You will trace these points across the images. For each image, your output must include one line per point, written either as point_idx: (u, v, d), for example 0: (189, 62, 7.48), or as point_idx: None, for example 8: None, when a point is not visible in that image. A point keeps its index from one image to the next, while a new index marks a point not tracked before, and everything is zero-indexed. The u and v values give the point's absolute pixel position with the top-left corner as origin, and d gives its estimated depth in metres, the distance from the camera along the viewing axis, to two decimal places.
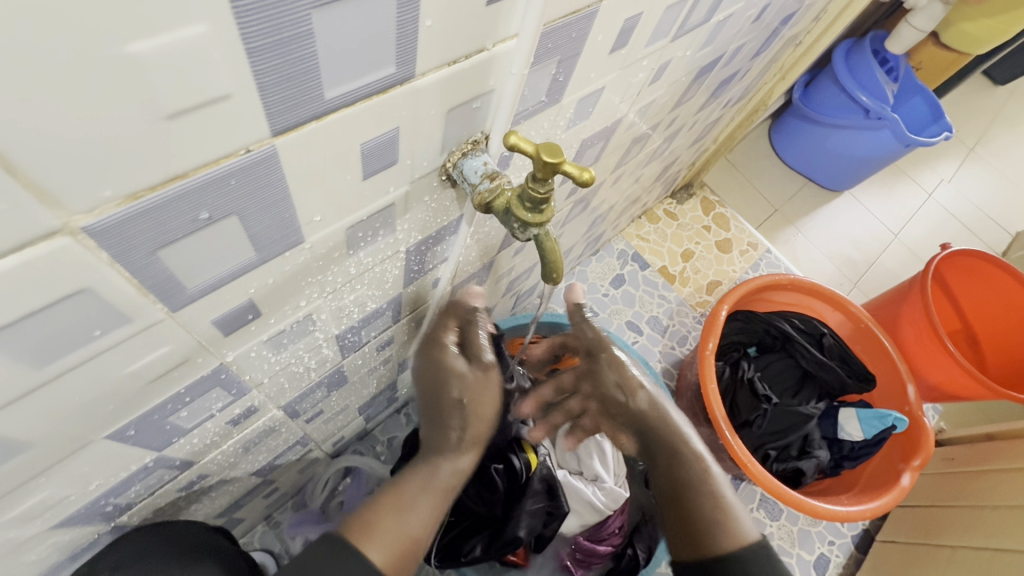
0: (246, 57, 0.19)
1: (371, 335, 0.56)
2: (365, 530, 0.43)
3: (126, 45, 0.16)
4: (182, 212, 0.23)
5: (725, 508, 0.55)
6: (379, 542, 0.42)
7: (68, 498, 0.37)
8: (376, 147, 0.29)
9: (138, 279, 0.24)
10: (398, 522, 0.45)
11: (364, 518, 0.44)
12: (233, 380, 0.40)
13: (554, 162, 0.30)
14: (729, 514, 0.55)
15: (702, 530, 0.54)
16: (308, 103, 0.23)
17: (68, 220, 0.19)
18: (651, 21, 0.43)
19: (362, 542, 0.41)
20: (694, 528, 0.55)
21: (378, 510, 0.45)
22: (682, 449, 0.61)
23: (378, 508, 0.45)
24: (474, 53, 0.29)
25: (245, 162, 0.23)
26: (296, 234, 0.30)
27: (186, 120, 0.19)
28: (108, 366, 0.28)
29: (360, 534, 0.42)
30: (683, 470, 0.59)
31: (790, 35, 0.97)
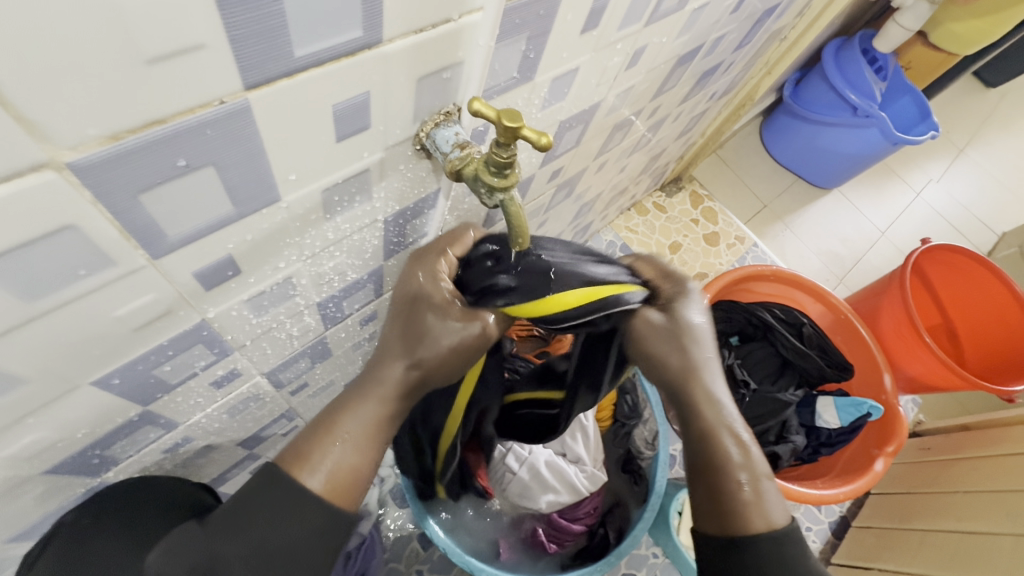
0: (217, 8, 0.21)
1: (353, 307, 0.58)
2: (298, 458, 0.38)
3: None
4: (161, 158, 0.25)
5: (759, 495, 0.45)
6: (317, 470, 0.37)
7: (57, 444, 0.39)
8: (348, 110, 0.31)
9: (121, 222, 0.26)
10: (330, 452, 0.38)
11: (298, 444, 0.38)
12: (215, 339, 0.42)
13: (514, 127, 0.32)
14: (765, 499, 0.45)
15: (734, 512, 0.45)
16: (278, 59, 0.25)
17: (56, 155, 0.21)
18: (621, 4, 0.46)
19: (298, 472, 0.37)
20: (724, 508, 0.45)
21: (311, 437, 0.39)
22: (713, 425, 0.46)
23: (311, 435, 0.39)
24: (441, 23, 0.31)
25: (219, 114, 0.25)
26: (273, 192, 0.32)
27: (162, 67, 0.21)
28: (93, 307, 0.30)
29: (293, 464, 0.38)
30: (711, 444, 0.46)
31: (775, 28, 0.99)
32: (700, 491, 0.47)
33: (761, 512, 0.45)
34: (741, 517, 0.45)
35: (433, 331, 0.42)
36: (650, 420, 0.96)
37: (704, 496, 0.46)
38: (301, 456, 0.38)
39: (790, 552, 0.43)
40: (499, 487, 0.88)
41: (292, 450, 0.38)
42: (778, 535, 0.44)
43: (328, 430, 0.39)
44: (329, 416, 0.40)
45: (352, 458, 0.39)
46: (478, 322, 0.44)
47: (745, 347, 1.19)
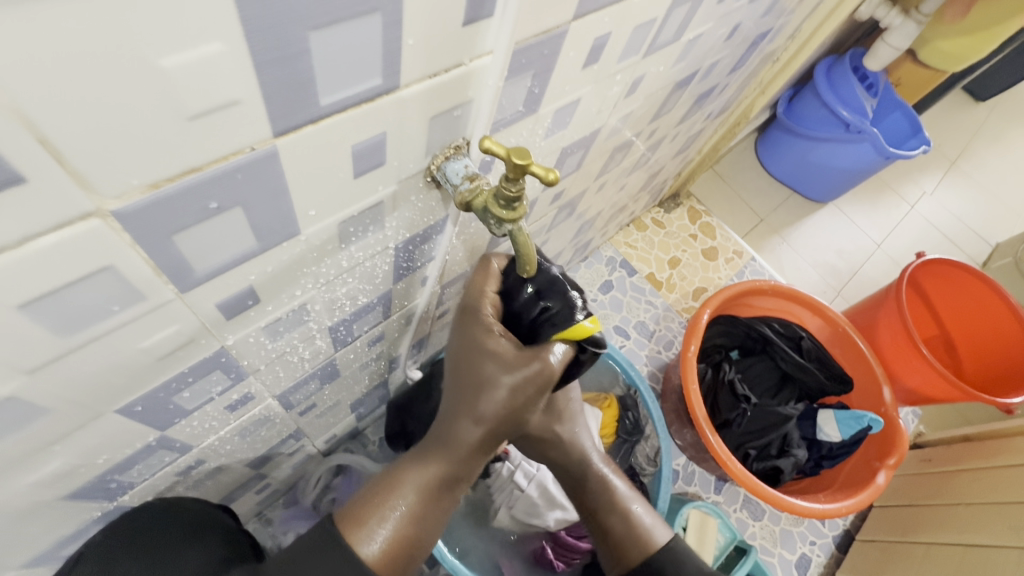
0: (254, 68, 0.23)
1: (362, 329, 0.59)
2: (360, 522, 0.45)
3: (160, 59, 0.20)
4: (195, 202, 0.26)
5: (637, 522, 0.63)
6: (375, 534, 0.45)
7: (78, 469, 0.40)
8: (366, 148, 0.33)
9: (155, 261, 0.27)
10: (384, 519, 0.46)
11: (359, 508, 0.46)
12: (232, 365, 0.44)
13: (523, 164, 0.34)
14: (641, 525, 0.63)
15: (624, 538, 0.63)
16: (304, 108, 0.26)
17: (102, 205, 0.23)
18: (620, 39, 0.48)
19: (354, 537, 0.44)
20: (615, 539, 0.63)
21: (371, 502, 0.46)
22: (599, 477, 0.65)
23: (375, 499, 0.47)
24: (453, 67, 0.33)
25: (250, 159, 0.26)
26: (294, 226, 0.34)
27: (201, 121, 0.23)
28: (124, 340, 0.31)
29: (352, 524, 0.45)
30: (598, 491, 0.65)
31: (768, 51, 1.02)
32: (603, 532, 0.65)
33: (645, 534, 0.63)
34: (632, 541, 0.63)
35: (491, 382, 0.47)
36: (652, 437, 1.02)
37: (603, 535, 0.64)
38: (358, 521, 0.45)
39: (670, 560, 0.61)
40: (506, 505, 0.90)
41: (352, 513, 0.46)
42: (658, 550, 0.62)
43: (388, 498, 0.47)
44: (391, 482, 0.48)
45: (403, 528, 0.46)
46: (536, 363, 0.47)
47: (746, 361, 1.20)
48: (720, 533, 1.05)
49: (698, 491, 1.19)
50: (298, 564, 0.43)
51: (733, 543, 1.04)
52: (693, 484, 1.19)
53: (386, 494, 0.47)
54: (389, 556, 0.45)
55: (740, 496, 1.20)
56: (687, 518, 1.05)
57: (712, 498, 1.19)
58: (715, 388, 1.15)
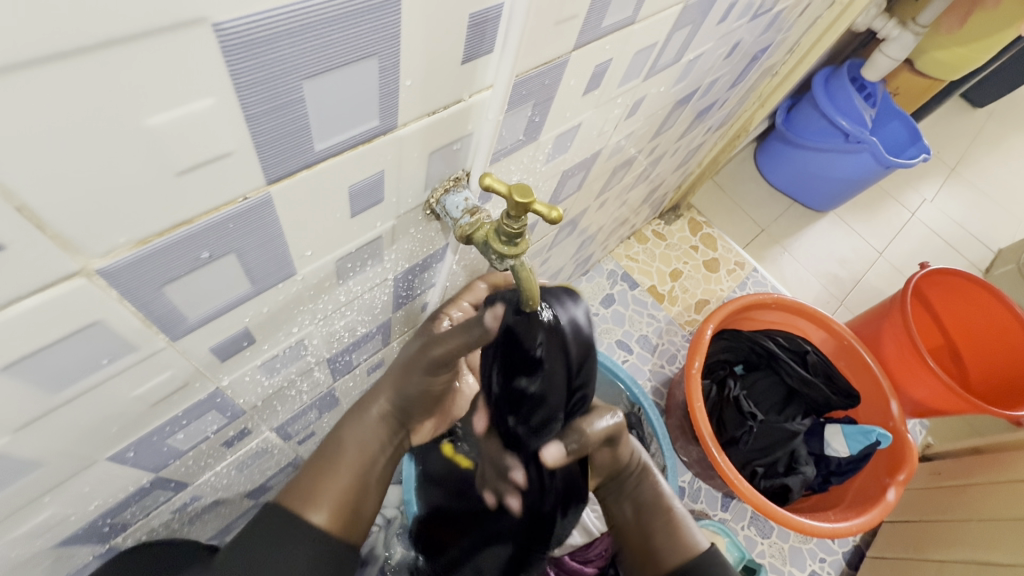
0: (245, 121, 0.22)
1: (362, 358, 0.58)
2: (309, 495, 0.43)
3: (146, 118, 0.19)
4: (187, 252, 0.25)
5: (677, 522, 0.57)
6: (321, 506, 0.43)
7: (69, 517, 0.38)
8: (363, 188, 0.32)
9: (145, 313, 0.26)
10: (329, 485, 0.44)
11: (299, 482, 0.44)
12: (228, 404, 0.42)
13: (525, 202, 0.33)
14: (682, 525, 0.57)
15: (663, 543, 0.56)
16: (298, 155, 0.26)
17: (87, 264, 0.22)
18: (621, 64, 0.47)
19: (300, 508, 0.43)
20: (653, 544, 0.56)
21: (309, 475, 0.45)
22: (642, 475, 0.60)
23: (314, 472, 0.45)
24: (452, 103, 0.32)
25: (242, 208, 0.26)
26: (290, 267, 0.33)
27: (191, 176, 0.22)
28: (114, 391, 0.30)
29: (299, 500, 0.43)
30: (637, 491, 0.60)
31: (767, 65, 1.01)
32: (639, 538, 0.58)
33: (686, 536, 0.56)
34: (671, 545, 0.56)
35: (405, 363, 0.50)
36: (657, 455, 1.01)
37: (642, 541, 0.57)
38: (300, 494, 0.43)
39: (712, 564, 0.54)
40: None
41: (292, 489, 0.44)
42: (700, 553, 0.54)
43: (326, 464, 0.46)
44: (330, 453, 0.47)
45: (349, 485, 0.45)
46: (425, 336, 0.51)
47: (750, 376, 1.19)
48: (729, 552, 1.03)
49: (704, 508, 1.17)
50: (252, 540, 0.41)
51: (743, 562, 1.02)
52: (700, 501, 1.17)
53: (325, 464, 0.46)
54: (345, 516, 0.44)
55: (747, 513, 1.18)
56: None
57: (719, 516, 1.17)
58: (720, 404, 1.14)
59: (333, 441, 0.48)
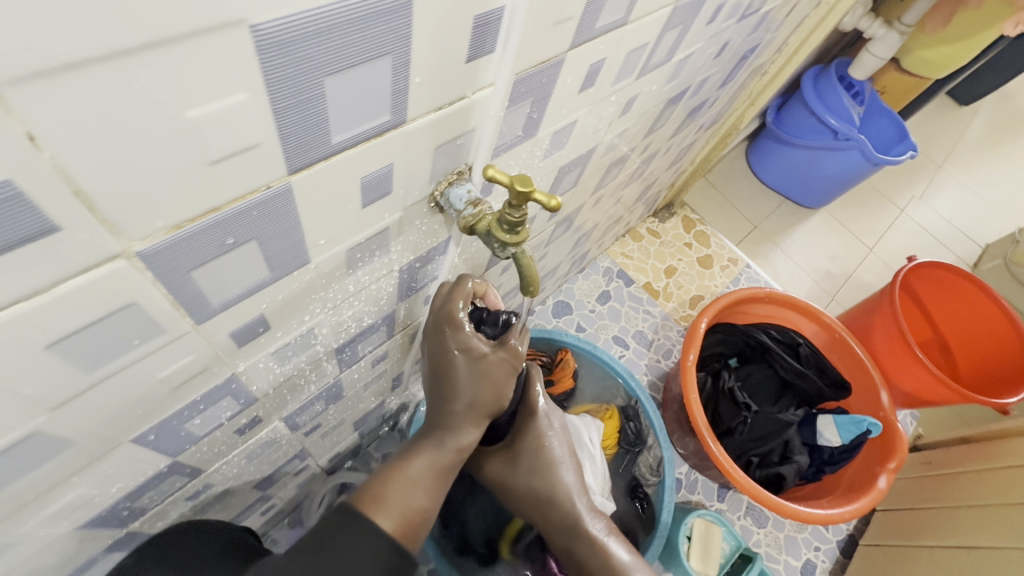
0: (273, 114, 0.24)
1: (367, 349, 0.60)
2: (377, 500, 0.45)
3: (187, 111, 0.21)
4: (214, 238, 0.27)
5: None
6: (390, 512, 0.45)
7: (92, 499, 0.40)
8: (374, 180, 0.34)
9: (174, 296, 0.28)
10: (403, 496, 0.47)
11: (374, 487, 0.46)
12: (242, 391, 0.44)
13: (526, 191, 0.35)
14: None
15: None
16: (317, 147, 0.28)
17: (128, 247, 0.24)
18: (615, 63, 0.49)
19: (373, 512, 0.44)
20: None
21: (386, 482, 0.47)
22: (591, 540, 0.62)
23: (384, 478, 0.47)
24: (457, 99, 0.34)
25: (265, 197, 0.28)
26: (304, 255, 0.35)
27: (222, 165, 0.24)
28: (142, 372, 0.32)
29: (370, 504, 0.45)
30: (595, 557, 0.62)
31: (756, 65, 1.04)
32: None
33: None
34: None
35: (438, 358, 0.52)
36: (654, 447, 1.04)
37: None
38: (376, 500, 0.45)
39: None
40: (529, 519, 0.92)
41: (367, 493, 0.46)
42: None
43: (402, 470, 0.48)
44: (399, 463, 0.49)
45: (424, 499, 0.48)
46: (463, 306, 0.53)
47: (745, 369, 1.21)
48: (726, 541, 1.06)
49: (701, 499, 1.19)
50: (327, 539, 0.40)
51: (739, 551, 1.04)
52: (697, 492, 1.20)
53: (400, 473, 0.48)
54: (414, 525, 0.46)
55: (743, 503, 1.21)
56: (692, 526, 1.05)
57: (715, 506, 1.19)
58: (715, 397, 1.16)
59: (399, 458, 0.50)
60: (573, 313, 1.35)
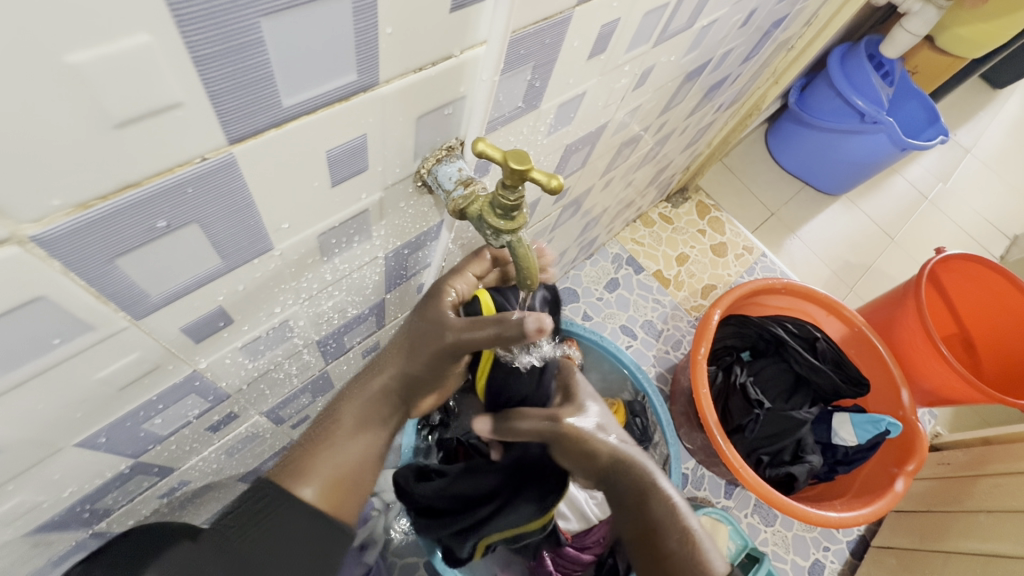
0: (193, 65, 0.19)
1: (355, 340, 0.56)
2: (295, 470, 0.41)
3: (67, 56, 0.16)
4: (138, 220, 0.23)
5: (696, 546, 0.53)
6: (312, 481, 0.41)
7: (41, 504, 0.37)
8: (343, 154, 0.29)
9: (96, 288, 0.24)
10: (323, 459, 0.42)
11: (294, 458, 0.42)
12: (209, 387, 0.40)
13: (522, 169, 0.30)
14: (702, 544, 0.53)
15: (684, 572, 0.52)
16: (265, 110, 0.23)
17: (16, 230, 0.19)
18: (630, 26, 0.43)
19: (292, 483, 0.41)
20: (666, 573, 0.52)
21: (305, 451, 0.43)
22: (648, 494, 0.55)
23: (307, 445, 0.43)
24: (441, 59, 0.29)
25: (201, 171, 0.23)
26: (265, 241, 0.30)
27: (134, 129, 0.19)
28: (73, 372, 0.28)
29: (289, 474, 0.41)
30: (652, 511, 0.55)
31: (782, 39, 0.97)
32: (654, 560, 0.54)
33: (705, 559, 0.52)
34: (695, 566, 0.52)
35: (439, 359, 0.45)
36: (660, 445, 1.00)
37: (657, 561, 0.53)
38: (296, 469, 0.41)
39: None
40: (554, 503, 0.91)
41: (286, 466, 0.42)
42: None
43: (326, 439, 0.43)
44: (327, 427, 0.44)
45: (348, 460, 0.43)
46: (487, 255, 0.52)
47: (758, 362, 1.16)
48: (732, 540, 1.02)
49: (708, 495, 1.15)
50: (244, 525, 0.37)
51: (746, 550, 1.00)
52: (704, 488, 1.16)
53: (328, 438, 0.43)
54: (344, 489, 0.42)
55: (751, 500, 1.17)
56: None
57: (722, 503, 1.15)
58: (726, 392, 1.12)
59: (327, 419, 0.45)
60: (580, 301, 1.30)
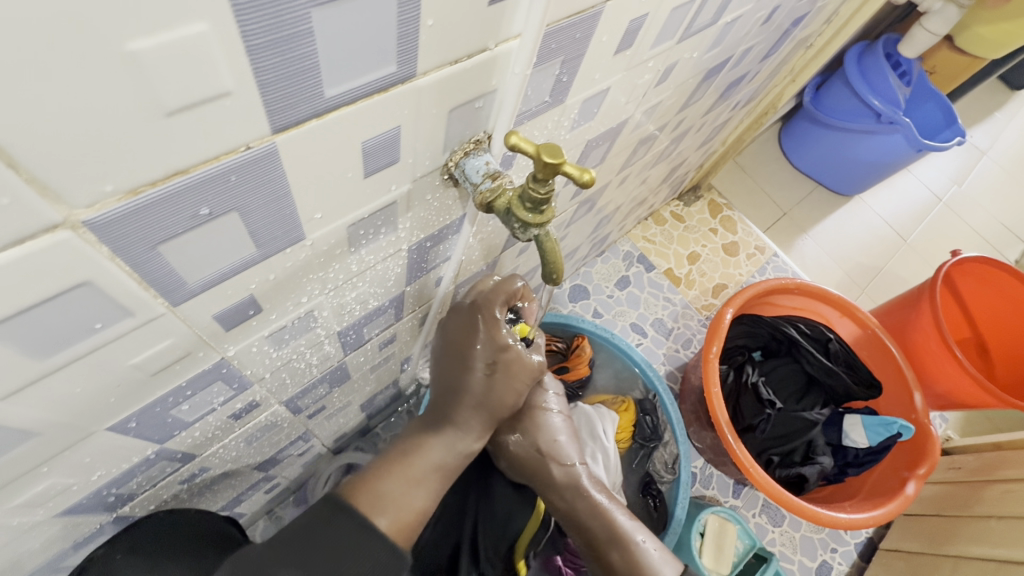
0: (245, 54, 0.19)
1: (373, 332, 0.56)
2: (374, 499, 0.42)
3: (129, 42, 0.17)
4: (183, 207, 0.23)
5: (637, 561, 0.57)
6: (389, 511, 0.42)
7: (72, 487, 0.37)
8: (378, 145, 0.29)
9: (140, 274, 0.24)
10: (402, 496, 0.44)
11: (374, 484, 0.43)
12: (234, 375, 0.41)
13: (554, 163, 0.30)
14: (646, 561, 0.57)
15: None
16: (308, 100, 0.23)
17: (70, 214, 0.20)
18: (656, 22, 0.43)
19: (371, 512, 0.41)
20: None
21: (386, 478, 0.44)
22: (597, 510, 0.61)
23: (386, 474, 0.44)
24: (476, 52, 0.29)
25: (245, 160, 0.23)
26: (297, 231, 0.31)
27: (185, 118, 0.20)
28: (110, 357, 0.28)
29: (368, 503, 0.42)
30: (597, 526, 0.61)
31: (801, 37, 0.96)
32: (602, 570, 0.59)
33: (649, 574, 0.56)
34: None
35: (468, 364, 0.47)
36: (670, 444, 1.00)
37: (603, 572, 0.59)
38: (376, 499, 0.42)
39: None
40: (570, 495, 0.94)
41: (364, 490, 0.43)
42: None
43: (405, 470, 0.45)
44: (404, 459, 0.46)
45: (424, 501, 0.45)
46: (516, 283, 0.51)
47: (769, 362, 1.15)
48: (740, 539, 1.01)
49: (716, 494, 1.15)
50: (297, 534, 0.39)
51: (753, 550, 1.00)
52: (711, 487, 1.16)
53: (400, 468, 0.45)
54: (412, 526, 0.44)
55: (759, 500, 1.17)
56: (706, 522, 1.02)
57: (730, 503, 1.15)
58: (737, 391, 1.11)
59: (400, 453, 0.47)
60: (590, 298, 1.30)
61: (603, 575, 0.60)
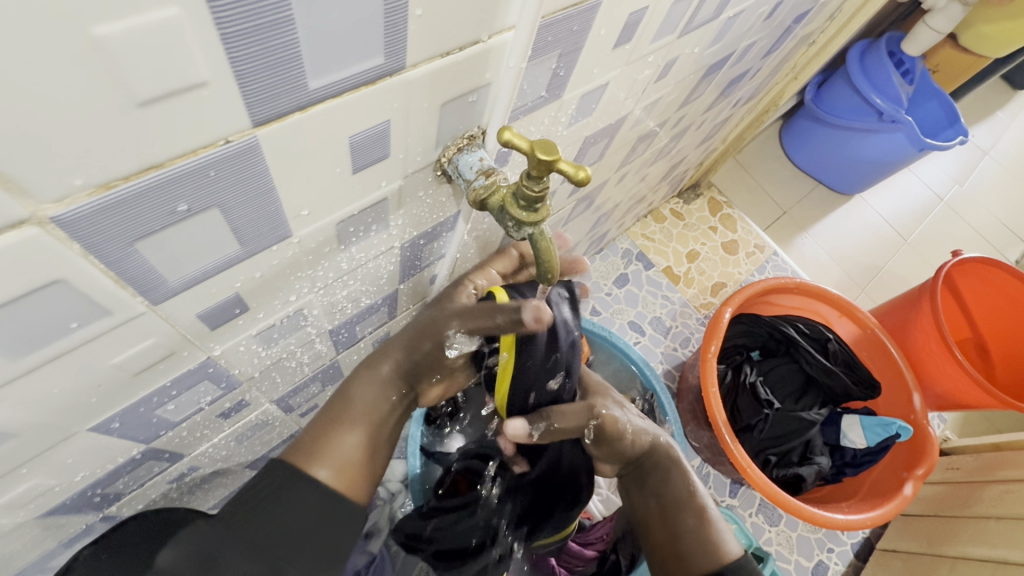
0: (221, 41, 0.18)
1: (366, 331, 0.56)
2: (310, 450, 0.41)
3: (94, 27, 0.16)
4: (159, 203, 0.22)
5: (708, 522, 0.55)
6: (326, 460, 0.41)
7: (54, 488, 0.36)
8: (366, 140, 0.28)
9: (115, 272, 0.23)
10: (337, 444, 0.42)
11: (311, 439, 0.42)
12: (222, 374, 0.40)
13: (549, 159, 0.29)
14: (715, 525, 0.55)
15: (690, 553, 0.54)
16: (290, 93, 0.22)
17: (38, 210, 0.19)
18: (657, 16, 0.42)
19: (308, 464, 0.41)
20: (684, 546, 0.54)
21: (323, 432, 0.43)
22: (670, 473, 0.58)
23: (324, 424, 0.44)
24: (469, 45, 0.28)
25: (225, 153, 0.22)
26: (284, 228, 0.30)
27: (157, 109, 0.19)
28: (89, 357, 0.27)
29: (305, 455, 0.41)
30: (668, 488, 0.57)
31: (804, 34, 0.95)
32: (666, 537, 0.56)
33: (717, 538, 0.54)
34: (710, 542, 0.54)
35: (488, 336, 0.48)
36: None
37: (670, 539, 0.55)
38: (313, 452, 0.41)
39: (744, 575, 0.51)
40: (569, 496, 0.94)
41: (305, 447, 0.42)
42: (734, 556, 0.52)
43: (343, 419, 0.44)
44: (341, 408, 0.45)
45: (360, 448, 0.43)
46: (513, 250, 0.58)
47: (768, 362, 1.14)
48: (736, 539, 1.01)
49: (712, 494, 1.15)
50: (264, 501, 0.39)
51: (749, 550, 1.00)
52: (708, 487, 1.15)
53: (340, 416, 0.44)
54: (356, 475, 0.42)
55: (755, 500, 1.16)
56: None
57: (727, 502, 1.15)
58: (735, 391, 1.11)
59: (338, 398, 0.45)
60: (588, 296, 1.29)
61: (672, 544, 0.55)
